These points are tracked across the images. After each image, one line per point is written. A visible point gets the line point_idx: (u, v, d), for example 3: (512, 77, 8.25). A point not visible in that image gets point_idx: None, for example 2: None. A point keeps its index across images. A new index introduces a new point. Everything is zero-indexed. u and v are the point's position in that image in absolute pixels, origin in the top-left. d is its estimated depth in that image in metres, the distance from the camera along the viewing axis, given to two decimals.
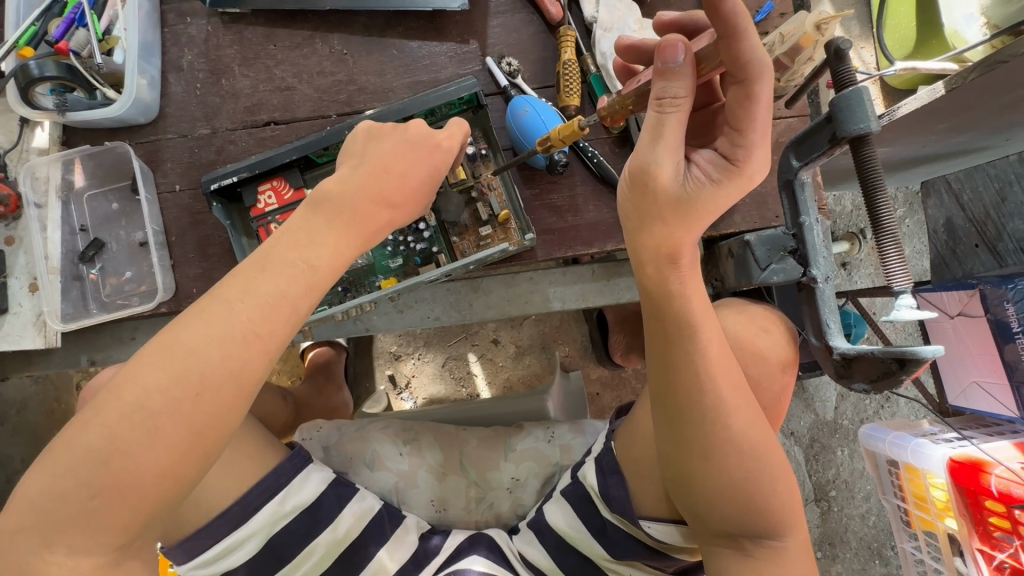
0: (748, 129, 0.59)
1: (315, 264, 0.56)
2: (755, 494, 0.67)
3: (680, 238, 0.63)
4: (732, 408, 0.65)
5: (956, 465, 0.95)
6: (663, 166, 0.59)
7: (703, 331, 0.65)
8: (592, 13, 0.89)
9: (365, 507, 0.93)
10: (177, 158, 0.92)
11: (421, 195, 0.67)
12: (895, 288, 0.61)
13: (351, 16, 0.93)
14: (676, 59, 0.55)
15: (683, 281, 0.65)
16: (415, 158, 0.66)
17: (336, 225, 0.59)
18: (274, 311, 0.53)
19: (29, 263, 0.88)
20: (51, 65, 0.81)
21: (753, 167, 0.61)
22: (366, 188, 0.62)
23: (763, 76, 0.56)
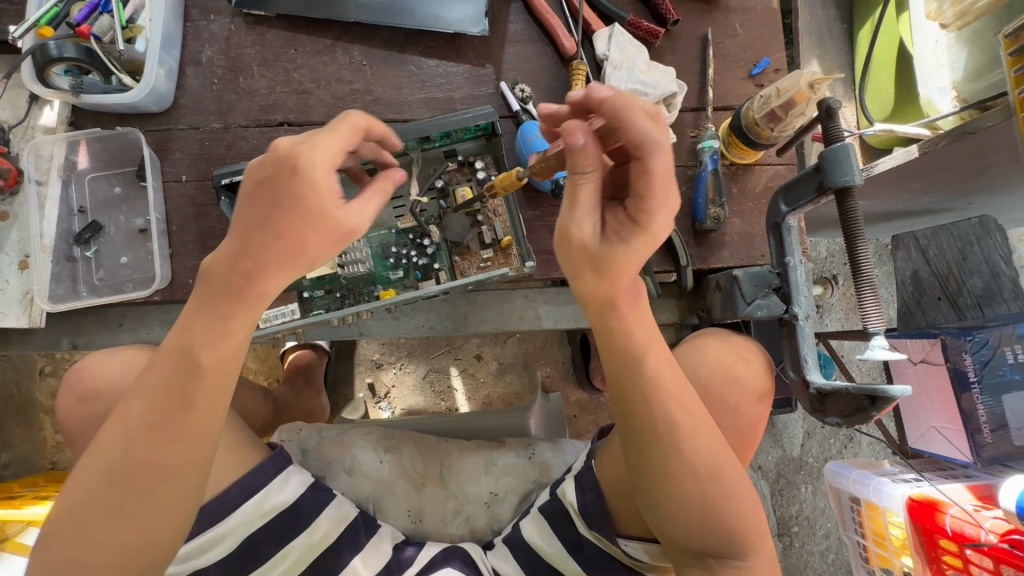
0: (648, 199, 0.61)
1: (199, 361, 0.59)
2: (717, 513, 0.70)
3: (614, 286, 0.66)
4: (686, 433, 0.69)
5: (914, 503, 0.99)
6: (580, 231, 0.63)
7: (645, 362, 0.69)
8: (603, 50, 0.93)
9: (343, 513, 0.93)
10: (186, 149, 0.93)
11: (330, 219, 0.57)
12: (869, 329, 0.66)
13: (373, 30, 0.97)
14: (576, 141, 0.58)
15: (629, 316, 0.69)
16: (286, 182, 0.54)
17: (212, 317, 0.59)
18: (166, 399, 0.59)
19: (21, 239, 0.87)
20: (71, 46, 0.82)
21: (656, 224, 0.63)
22: (246, 242, 0.57)
23: (656, 149, 0.58)
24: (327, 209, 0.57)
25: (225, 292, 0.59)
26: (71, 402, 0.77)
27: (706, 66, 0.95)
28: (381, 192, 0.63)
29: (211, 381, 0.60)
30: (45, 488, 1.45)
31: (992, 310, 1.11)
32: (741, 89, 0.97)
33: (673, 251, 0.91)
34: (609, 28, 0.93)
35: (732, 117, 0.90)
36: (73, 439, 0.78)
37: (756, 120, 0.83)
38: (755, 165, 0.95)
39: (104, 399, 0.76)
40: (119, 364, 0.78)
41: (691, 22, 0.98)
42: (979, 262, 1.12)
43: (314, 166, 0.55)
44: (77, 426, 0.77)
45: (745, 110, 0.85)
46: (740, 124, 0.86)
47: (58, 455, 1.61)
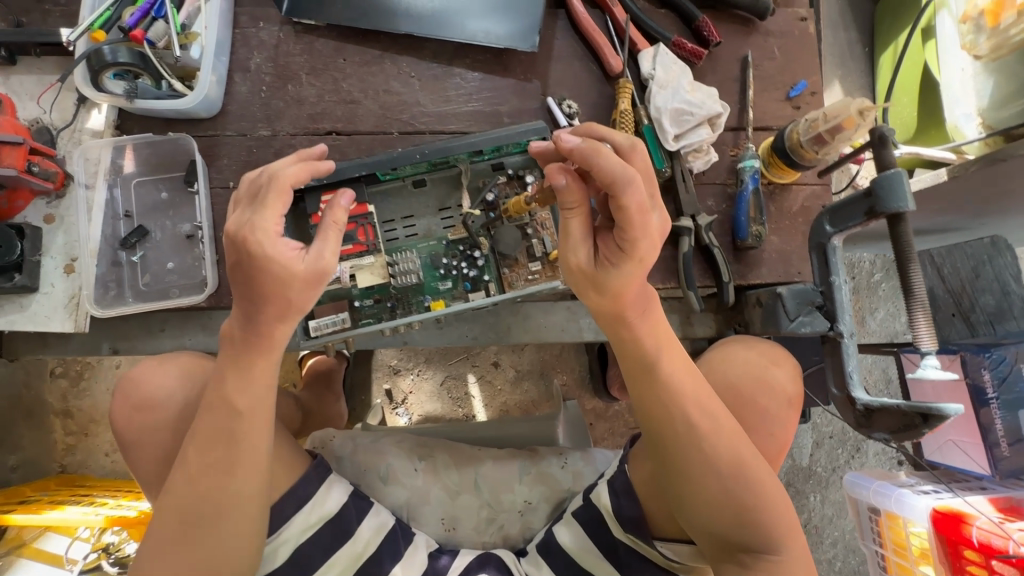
0: (630, 230, 0.69)
1: (237, 407, 0.69)
2: (742, 501, 0.76)
3: (624, 295, 0.74)
4: (705, 431, 0.76)
5: (940, 515, 1.03)
6: (576, 255, 0.73)
7: (658, 365, 0.78)
8: (649, 70, 0.95)
9: (380, 522, 0.93)
10: (234, 155, 0.93)
11: (296, 277, 0.66)
12: (921, 349, 0.68)
13: (421, 42, 0.98)
14: (559, 183, 0.69)
15: (646, 325, 0.79)
16: (250, 264, 0.65)
17: (238, 368, 0.69)
18: (216, 444, 0.68)
19: (67, 243, 0.87)
20: (124, 51, 0.82)
21: (643, 249, 0.70)
22: (246, 309, 0.68)
23: (627, 187, 0.66)
24: (306, 273, 0.67)
25: (242, 347, 0.69)
26: (125, 411, 0.79)
27: (747, 87, 0.98)
28: (336, 226, 0.69)
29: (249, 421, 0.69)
30: (59, 492, 1.42)
31: (1004, 327, 1.12)
32: (779, 110, 1.00)
33: (715, 267, 0.93)
34: (654, 48, 0.96)
35: (773, 139, 0.92)
36: (126, 448, 0.79)
37: (801, 142, 0.86)
38: (792, 185, 0.98)
39: (165, 410, 0.78)
40: (175, 377, 0.80)
41: (732, 43, 1.00)
42: (989, 279, 1.14)
43: (265, 243, 0.65)
44: (135, 434, 0.78)
45: (789, 132, 0.88)
46: (783, 145, 0.88)
47: (68, 458, 1.60)
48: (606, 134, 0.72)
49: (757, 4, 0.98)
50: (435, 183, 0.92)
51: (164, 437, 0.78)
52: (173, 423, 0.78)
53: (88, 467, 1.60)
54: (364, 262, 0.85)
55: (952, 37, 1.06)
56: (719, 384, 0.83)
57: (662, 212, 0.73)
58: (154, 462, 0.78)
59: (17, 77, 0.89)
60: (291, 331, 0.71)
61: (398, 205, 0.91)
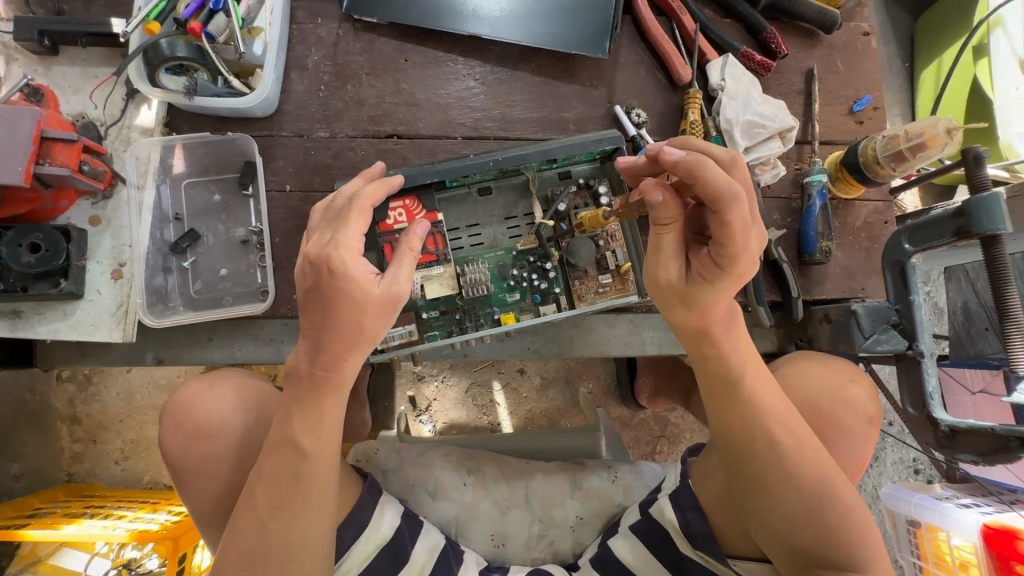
0: (730, 247, 0.63)
1: (302, 446, 0.62)
2: (835, 529, 0.68)
3: (711, 308, 0.67)
4: (790, 449, 0.69)
5: (991, 531, 1.04)
6: (666, 271, 0.67)
7: (740, 381, 0.70)
8: (718, 80, 0.94)
9: (433, 542, 0.90)
10: (291, 157, 0.89)
11: (371, 301, 0.61)
12: (1019, 372, 0.68)
13: (485, 44, 0.95)
14: (658, 200, 0.62)
15: (725, 334, 0.70)
16: (328, 285, 0.60)
17: (306, 407, 0.63)
18: (282, 484, 0.62)
19: (115, 247, 0.82)
20: (183, 45, 0.78)
21: (743, 264, 0.64)
22: (315, 340, 0.62)
23: (732, 202, 0.60)
24: (382, 301, 0.62)
25: (310, 383, 0.63)
26: (180, 438, 0.74)
27: (812, 101, 0.97)
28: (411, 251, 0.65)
29: (316, 462, 0.63)
30: (70, 505, 1.34)
31: None
32: (843, 125, 0.99)
33: (783, 282, 0.92)
34: (723, 58, 0.94)
35: (843, 154, 0.93)
36: (180, 476, 0.74)
37: (877, 158, 0.86)
38: (855, 201, 0.97)
39: (220, 437, 0.74)
40: (228, 400, 0.76)
41: (797, 55, 0.99)
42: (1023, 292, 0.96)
43: (347, 262, 0.61)
44: (190, 462, 0.74)
45: (863, 147, 0.88)
46: (858, 160, 0.88)
47: (76, 466, 1.48)
48: (704, 148, 0.66)
49: (824, 17, 0.96)
50: (502, 191, 0.89)
51: (220, 466, 0.73)
52: (230, 450, 0.74)
53: (98, 476, 1.48)
54: (433, 273, 0.83)
55: (1007, 56, 1.09)
56: (798, 401, 0.81)
57: (758, 228, 0.67)
58: (210, 491, 0.73)
59: (60, 69, 0.84)
60: (361, 364, 0.64)
61: (462, 213, 0.88)
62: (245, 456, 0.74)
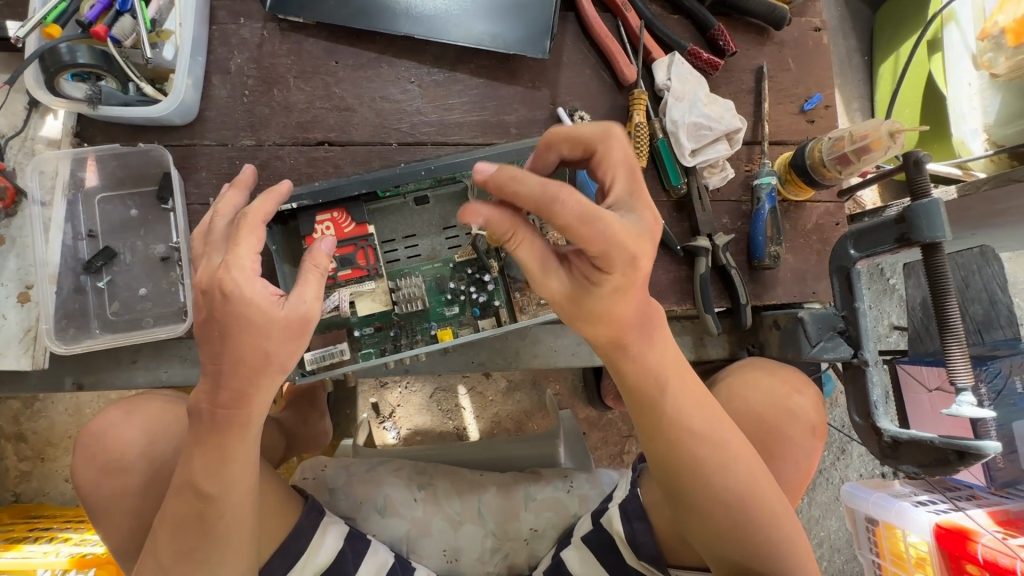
0: (591, 248, 0.52)
1: (205, 491, 0.59)
2: (761, 544, 0.66)
3: (620, 327, 0.61)
4: (712, 467, 0.66)
5: (944, 530, 1.00)
6: (552, 290, 0.59)
7: (665, 398, 0.66)
8: (664, 80, 0.91)
9: (379, 563, 0.87)
10: (214, 167, 0.84)
11: (276, 324, 0.57)
12: (958, 385, 0.68)
13: (421, 45, 0.90)
14: (478, 224, 0.55)
15: (647, 348, 0.64)
16: (223, 311, 0.56)
17: (207, 449, 0.59)
18: (188, 529, 0.59)
19: (21, 269, 0.78)
20: (85, 50, 0.72)
21: (623, 263, 0.54)
22: (214, 375, 0.58)
23: (560, 194, 0.50)
24: (296, 330, 0.59)
25: (212, 425, 0.59)
26: (91, 471, 0.70)
27: (762, 100, 0.95)
28: (314, 266, 0.62)
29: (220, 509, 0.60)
30: (13, 529, 1.27)
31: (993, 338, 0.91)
32: (793, 124, 0.97)
33: (732, 288, 0.90)
34: (669, 57, 0.91)
35: (792, 155, 0.90)
36: (93, 512, 0.70)
37: (823, 161, 0.85)
38: (806, 202, 0.95)
39: (136, 469, 0.70)
40: (144, 429, 0.72)
41: (747, 53, 0.96)
42: (977, 288, 0.94)
43: (242, 283, 0.56)
44: (103, 498, 0.70)
45: (810, 148, 0.87)
46: (805, 162, 0.87)
47: (23, 486, 1.39)
48: (568, 130, 0.60)
49: (773, 13, 0.93)
50: (439, 201, 0.85)
51: (133, 500, 0.69)
52: (144, 484, 0.70)
53: (47, 495, 1.40)
54: (364, 288, 0.79)
55: (960, 51, 1.08)
56: (741, 412, 0.79)
57: (641, 212, 0.56)
58: (125, 528, 0.69)
59: None
60: (271, 397, 0.61)
61: (397, 223, 0.84)
62: (160, 491, 0.69)
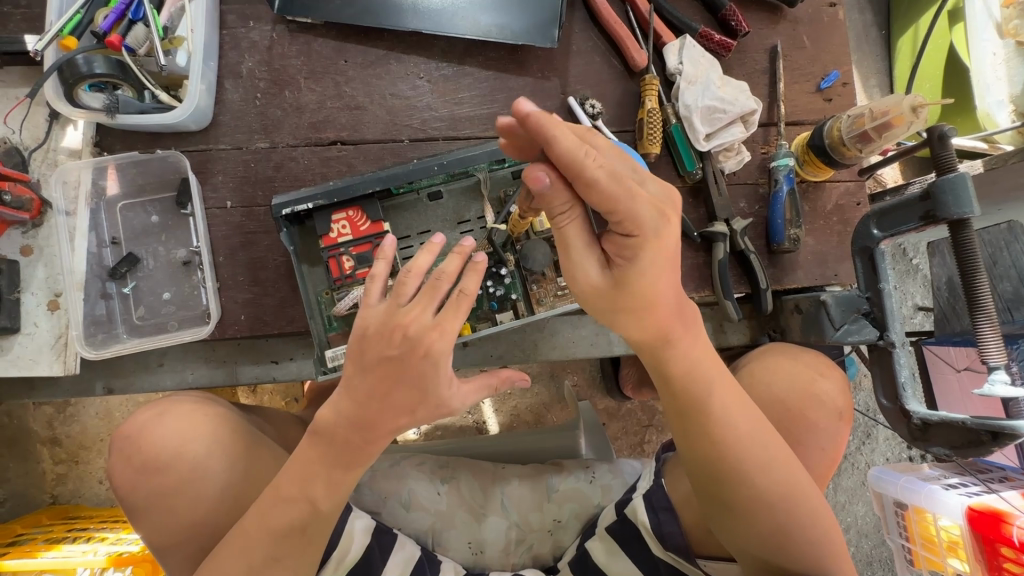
0: (616, 210, 0.52)
1: (318, 505, 0.65)
2: (798, 542, 0.65)
3: (651, 324, 0.59)
4: (756, 466, 0.64)
5: (976, 514, 0.97)
6: (586, 271, 0.57)
7: (707, 401, 0.64)
8: (676, 64, 0.89)
9: (407, 556, 0.89)
10: (230, 171, 0.85)
11: (433, 394, 0.64)
12: (989, 364, 0.66)
13: (429, 39, 0.90)
14: (545, 184, 0.52)
15: (687, 348, 0.62)
16: (416, 365, 0.61)
17: (330, 465, 0.65)
18: (285, 537, 0.64)
19: (50, 277, 0.79)
20: (101, 60, 0.74)
21: (652, 227, 0.53)
22: (360, 412, 0.63)
23: (586, 157, 0.50)
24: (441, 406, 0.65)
25: (338, 447, 0.64)
26: (130, 472, 0.72)
27: (777, 80, 0.93)
28: (490, 387, 0.69)
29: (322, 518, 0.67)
30: (53, 529, 1.30)
31: None
32: (810, 104, 0.95)
33: (751, 274, 0.89)
34: (680, 40, 0.89)
35: (808, 135, 0.88)
36: (132, 511, 0.72)
37: (843, 140, 0.83)
38: (826, 183, 0.93)
39: (170, 469, 0.71)
40: (177, 430, 0.73)
41: (760, 32, 0.94)
42: (1005, 266, 0.88)
43: (438, 349, 0.61)
44: (141, 497, 0.72)
45: (829, 128, 0.85)
46: (824, 142, 0.85)
47: (60, 488, 1.44)
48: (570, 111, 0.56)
49: None
50: (453, 195, 0.85)
51: (169, 499, 0.71)
52: (182, 484, 0.71)
53: (83, 496, 1.44)
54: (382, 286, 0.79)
55: (982, 20, 1.07)
56: (765, 398, 0.78)
57: (657, 181, 0.57)
58: (163, 525, 0.71)
59: None
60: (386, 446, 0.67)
61: (412, 220, 0.84)
62: (195, 490, 0.71)
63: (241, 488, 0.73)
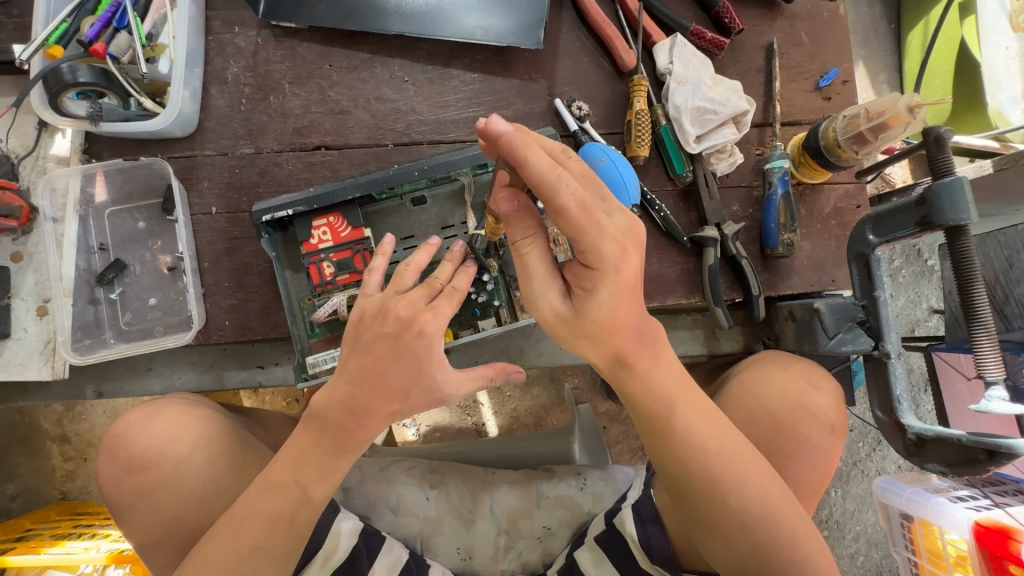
0: (583, 241, 0.50)
1: (309, 493, 0.63)
2: (776, 565, 0.62)
3: (612, 347, 0.58)
4: (728, 485, 0.62)
5: (983, 529, 0.93)
6: (546, 299, 0.56)
7: (675, 418, 0.62)
8: (666, 64, 0.87)
9: (394, 559, 0.88)
10: (215, 177, 0.85)
11: (426, 383, 0.61)
12: (987, 378, 0.63)
13: (414, 42, 0.89)
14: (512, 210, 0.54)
15: (649, 365, 0.61)
16: (412, 346, 0.60)
17: (320, 453, 0.63)
18: (274, 524, 0.62)
19: (39, 283, 0.81)
20: (85, 69, 0.73)
21: (612, 261, 0.52)
22: (352, 393, 0.61)
23: (559, 183, 0.48)
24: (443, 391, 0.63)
25: (332, 434, 0.63)
26: (116, 470, 0.72)
27: (773, 79, 0.90)
28: (488, 377, 0.65)
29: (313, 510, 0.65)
30: (59, 525, 1.33)
31: None
32: (808, 103, 0.91)
33: (743, 279, 0.86)
34: (671, 39, 0.87)
35: (805, 135, 0.85)
36: (118, 509, 0.72)
37: (838, 142, 0.80)
38: (824, 185, 0.90)
39: (157, 467, 0.71)
40: (165, 430, 0.73)
41: (755, 29, 0.91)
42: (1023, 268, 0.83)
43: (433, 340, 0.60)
44: (127, 495, 0.71)
45: (824, 128, 0.82)
46: (819, 143, 0.82)
47: (68, 484, 1.47)
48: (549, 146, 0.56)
49: None
50: (437, 201, 0.84)
51: (153, 498, 0.71)
52: (165, 484, 0.71)
53: (90, 493, 1.47)
54: None
55: (994, 12, 1.03)
56: (753, 409, 0.76)
57: (624, 213, 0.55)
58: (146, 525, 0.71)
59: None
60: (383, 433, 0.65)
61: (395, 225, 0.83)
62: (179, 490, 0.71)
63: (226, 486, 0.72)
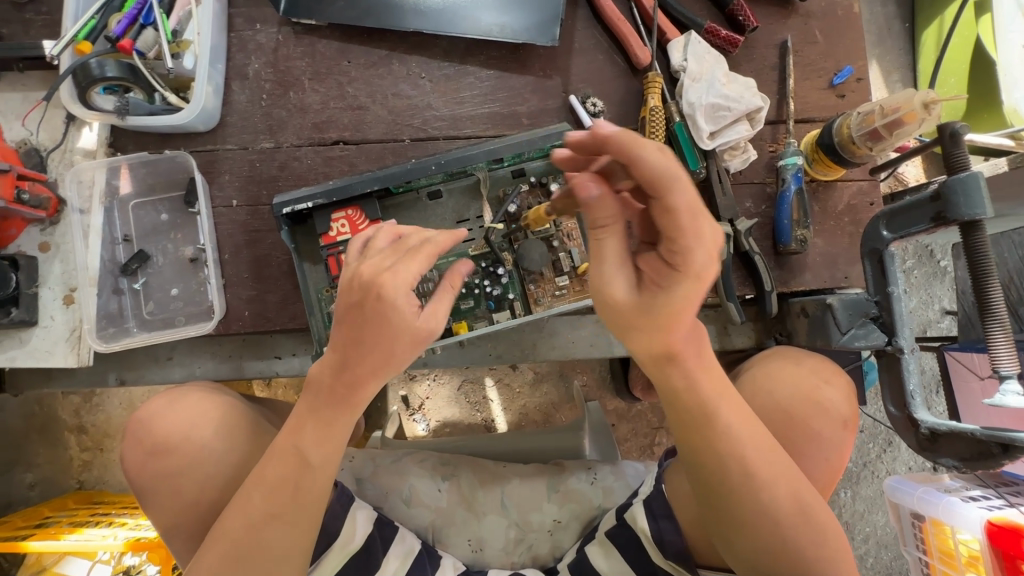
0: (677, 240, 0.50)
1: (309, 459, 0.62)
2: (804, 561, 0.63)
3: (667, 343, 0.57)
4: (763, 483, 0.62)
5: (996, 528, 0.93)
6: (614, 286, 0.56)
7: (718, 417, 0.62)
8: (680, 61, 0.87)
9: (407, 549, 0.90)
10: (236, 170, 0.87)
11: (408, 332, 0.59)
12: (1002, 372, 0.63)
13: (431, 39, 0.90)
14: (590, 195, 0.52)
15: (690, 367, 0.61)
16: (375, 308, 0.57)
17: (321, 421, 0.63)
18: (280, 492, 0.62)
19: (65, 272, 0.83)
20: (113, 65, 0.77)
21: (698, 266, 0.52)
22: (341, 356, 0.60)
23: (676, 182, 0.48)
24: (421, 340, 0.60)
25: (328, 399, 0.62)
26: (139, 454, 0.74)
27: (787, 77, 0.90)
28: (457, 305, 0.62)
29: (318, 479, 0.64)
30: (77, 513, 1.36)
31: None
32: (822, 100, 0.92)
33: (756, 274, 0.87)
34: (685, 36, 0.88)
35: (818, 132, 0.86)
36: (140, 493, 0.74)
37: (853, 138, 0.80)
38: (837, 182, 0.90)
39: (179, 451, 0.73)
40: (187, 415, 0.75)
41: (770, 27, 0.92)
42: None
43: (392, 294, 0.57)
44: (149, 479, 0.73)
45: (838, 125, 0.82)
46: (833, 140, 0.82)
47: (85, 474, 1.50)
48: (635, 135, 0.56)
49: None
50: (452, 195, 0.85)
51: (175, 483, 0.72)
52: (186, 469, 0.72)
53: (106, 482, 1.50)
54: None
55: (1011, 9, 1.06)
56: (766, 404, 0.76)
57: None
58: (168, 509, 0.72)
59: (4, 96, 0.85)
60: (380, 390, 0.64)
61: (411, 219, 0.84)
62: (200, 474, 0.72)
63: (245, 471, 0.73)
